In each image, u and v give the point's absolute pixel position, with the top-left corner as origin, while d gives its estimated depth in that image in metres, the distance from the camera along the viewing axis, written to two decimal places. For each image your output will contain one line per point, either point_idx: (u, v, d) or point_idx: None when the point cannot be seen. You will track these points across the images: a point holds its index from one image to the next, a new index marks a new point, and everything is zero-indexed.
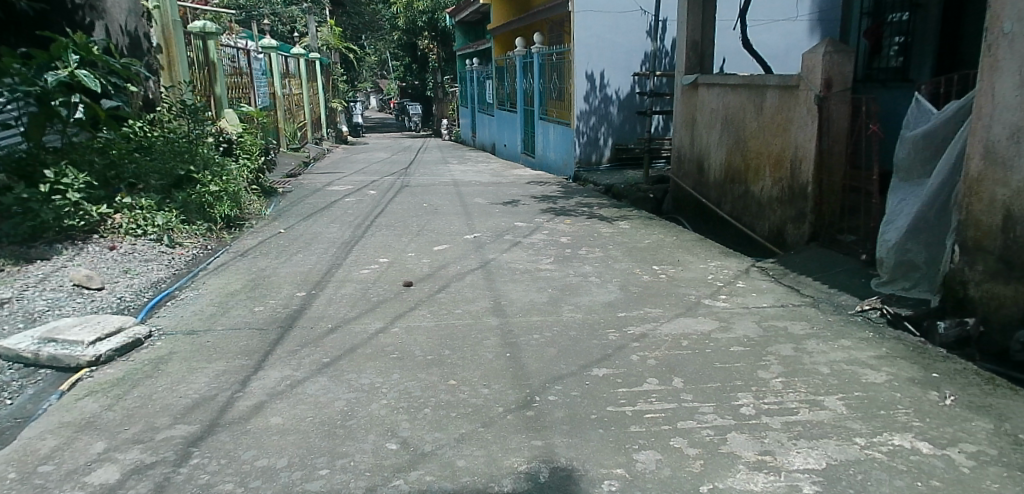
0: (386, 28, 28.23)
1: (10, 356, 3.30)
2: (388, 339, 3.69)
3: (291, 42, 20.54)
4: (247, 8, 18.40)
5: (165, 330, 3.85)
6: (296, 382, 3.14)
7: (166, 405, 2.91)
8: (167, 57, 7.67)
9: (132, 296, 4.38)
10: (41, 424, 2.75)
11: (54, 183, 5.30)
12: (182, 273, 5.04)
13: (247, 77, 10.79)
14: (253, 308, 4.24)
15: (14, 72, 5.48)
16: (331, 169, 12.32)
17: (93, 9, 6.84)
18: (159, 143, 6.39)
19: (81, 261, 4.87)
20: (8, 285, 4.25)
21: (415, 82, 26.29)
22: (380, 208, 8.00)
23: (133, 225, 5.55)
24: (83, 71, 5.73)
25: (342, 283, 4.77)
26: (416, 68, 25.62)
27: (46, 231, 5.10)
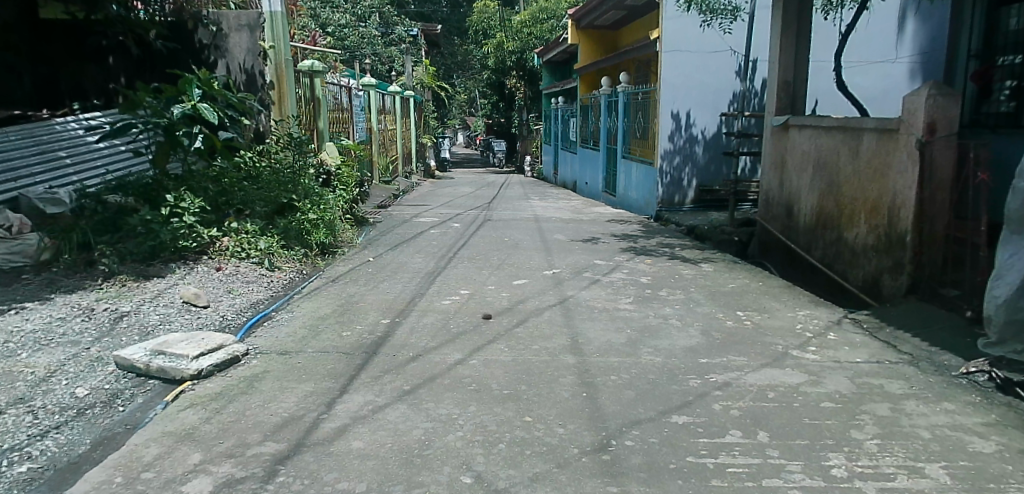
0: (476, 69, 29.06)
1: (124, 366, 3.52)
2: (466, 371, 3.73)
3: (387, 80, 21.45)
4: (350, 48, 19.52)
5: (261, 349, 4.05)
6: (378, 408, 3.22)
7: (257, 422, 3.04)
8: (278, 93, 8.01)
9: (233, 315, 4.63)
10: (147, 432, 2.93)
11: (174, 206, 5.72)
12: (279, 295, 5.29)
13: (348, 112, 11.35)
14: (342, 332, 4.39)
15: (146, 105, 6.05)
16: (418, 201, 12.69)
17: (216, 49, 7.91)
18: (265, 173, 6.78)
19: (191, 279, 5.21)
20: (128, 299, 4.60)
21: (501, 120, 26.82)
22: (462, 241, 8.16)
23: (238, 248, 5.88)
24: (204, 105, 6.25)
25: (425, 313, 4.88)
26: (503, 106, 26.19)
27: (163, 251, 5.47)
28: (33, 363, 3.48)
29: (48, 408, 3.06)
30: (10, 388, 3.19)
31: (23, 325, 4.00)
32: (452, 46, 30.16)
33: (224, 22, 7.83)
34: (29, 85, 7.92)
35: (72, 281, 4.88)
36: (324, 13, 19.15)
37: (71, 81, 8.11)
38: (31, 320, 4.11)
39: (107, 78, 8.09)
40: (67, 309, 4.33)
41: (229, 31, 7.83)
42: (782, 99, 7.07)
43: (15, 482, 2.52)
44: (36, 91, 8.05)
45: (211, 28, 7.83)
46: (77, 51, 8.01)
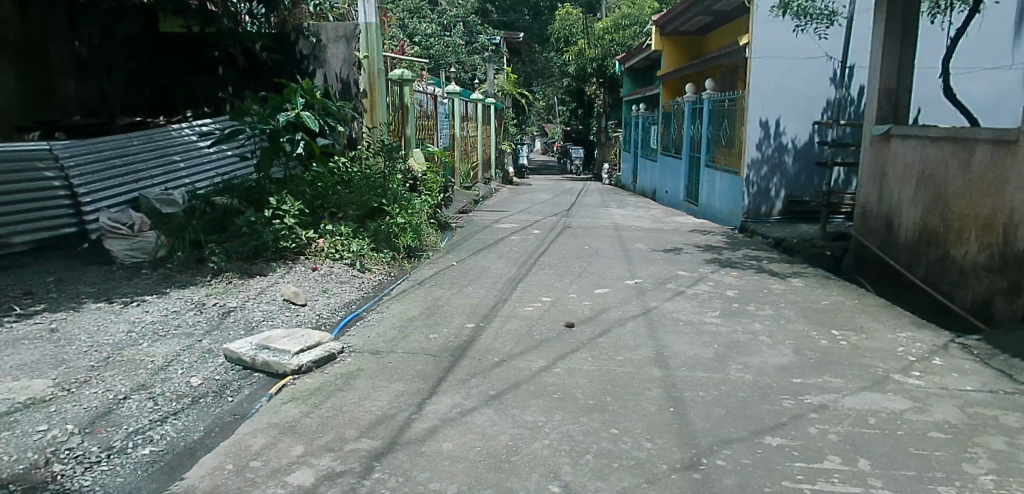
0: (556, 76, 29.06)
1: (232, 358, 3.74)
2: (551, 378, 3.76)
3: (470, 87, 21.74)
4: (435, 57, 19.94)
5: (355, 348, 4.20)
6: (465, 411, 3.29)
7: (353, 419, 3.16)
8: (371, 101, 8.30)
9: (329, 314, 4.83)
10: (254, 422, 3.11)
11: (276, 209, 6.01)
12: (369, 296, 5.47)
13: (433, 119, 11.62)
14: (429, 335, 4.49)
15: (253, 113, 6.45)
16: (498, 208, 12.81)
17: (315, 60, 8.35)
18: (357, 178, 7.04)
19: (290, 278, 5.49)
20: (234, 296, 4.88)
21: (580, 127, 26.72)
22: (544, 247, 8.20)
23: (333, 249, 6.12)
24: (306, 113, 6.60)
25: (508, 318, 4.93)
26: (582, 114, 26.11)
27: (265, 251, 5.78)
28: (153, 353, 3.75)
29: (167, 395, 3.28)
30: (134, 374, 3.45)
31: (142, 317, 4.32)
32: (532, 54, 30.37)
33: (323, 34, 8.29)
34: (149, 94, 8.54)
35: (184, 277, 5.24)
36: (413, 23, 19.46)
37: (186, 92, 8.60)
38: (150, 312, 4.42)
39: (217, 86, 8.59)
40: (180, 303, 4.65)
41: (328, 42, 8.28)
42: (883, 106, 6.74)
43: (139, 462, 2.72)
44: (156, 100, 8.64)
45: (311, 40, 8.29)
46: (193, 62, 8.54)
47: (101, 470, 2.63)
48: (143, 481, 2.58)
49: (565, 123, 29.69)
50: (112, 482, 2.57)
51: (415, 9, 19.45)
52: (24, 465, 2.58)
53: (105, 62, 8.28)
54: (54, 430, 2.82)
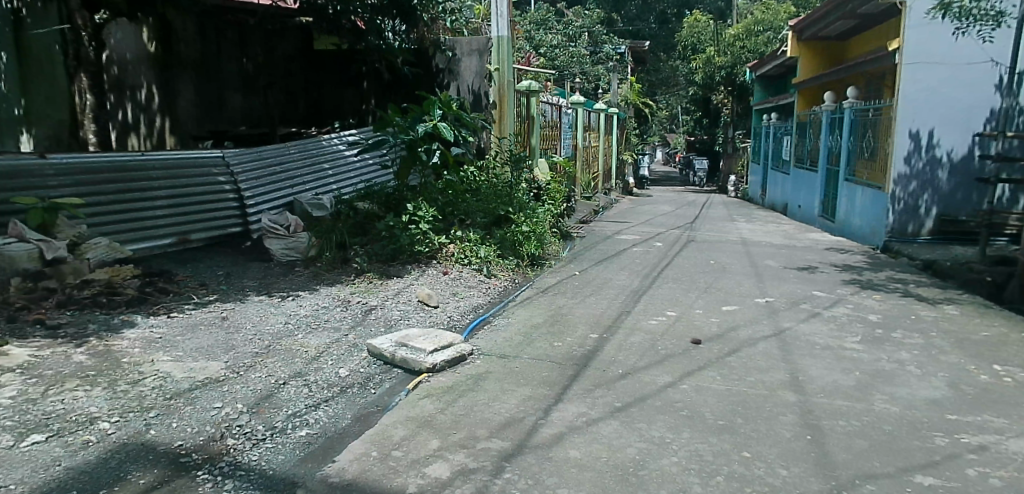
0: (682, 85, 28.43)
1: (374, 353, 4.00)
2: (679, 394, 3.72)
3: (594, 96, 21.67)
4: (559, 67, 20.20)
5: (483, 350, 4.36)
6: (591, 421, 3.33)
7: (483, 419, 3.29)
8: (499, 113, 8.62)
9: (458, 317, 5.03)
10: (395, 414, 3.31)
11: (412, 214, 6.35)
12: (495, 301, 5.64)
13: (557, 129, 11.75)
14: (554, 342, 4.57)
15: (394, 124, 6.78)
16: (620, 219, 12.71)
17: (450, 73, 8.75)
18: (484, 187, 7.30)
19: (423, 281, 5.76)
20: (374, 295, 5.21)
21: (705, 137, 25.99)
22: (668, 260, 8.08)
23: (462, 255, 6.36)
24: (443, 124, 6.88)
25: (632, 331, 4.90)
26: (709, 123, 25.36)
27: (401, 254, 6.10)
28: (306, 343, 4.10)
29: (319, 383, 3.57)
30: (292, 362, 3.79)
31: (296, 310, 4.71)
32: (658, 62, 29.88)
33: (458, 48, 8.68)
34: (304, 106, 9.32)
35: (331, 276, 5.65)
36: (538, 35, 20.05)
37: (335, 104, 9.26)
38: (303, 306, 4.82)
39: (360, 99, 9.14)
40: (328, 299, 5.03)
41: (462, 56, 8.66)
42: None
43: (297, 442, 2.98)
44: (310, 113, 9.38)
45: (447, 54, 8.69)
46: (340, 76, 9.16)
47: (267, 446, 2.91)
48: (301, 460, 2.83)
49: (690, 133, 28.95)
50: (275, 458, 2.83)
51: (542, 21, 20.18)
52: (204, 436, 2.91)
53: (269, 78, 9.35)
54: (226, 408, 3.16)
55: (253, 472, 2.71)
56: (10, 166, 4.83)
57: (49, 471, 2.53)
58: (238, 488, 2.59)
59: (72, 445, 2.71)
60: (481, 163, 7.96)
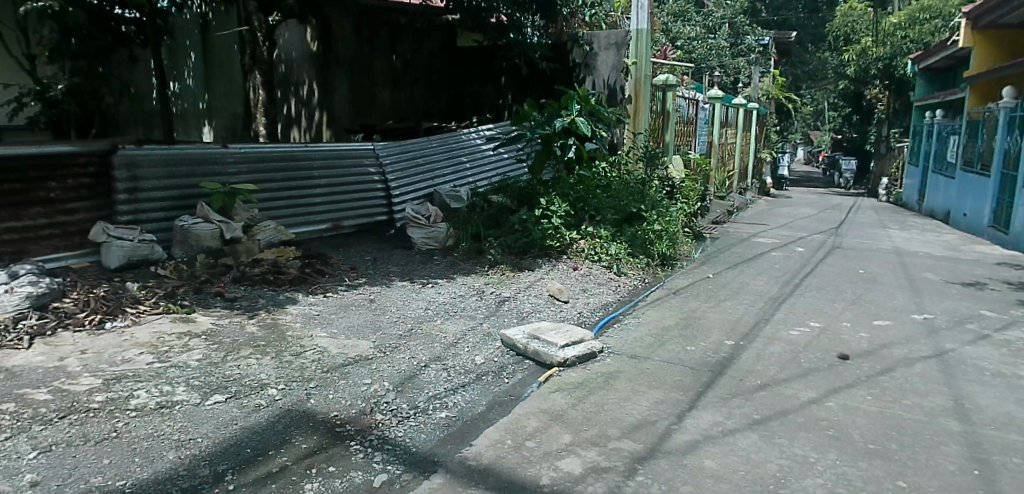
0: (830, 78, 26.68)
1: (507, 344, 4.13)
2: (824, 412, 3.55)
3: (733, 91, 20.77)
4: (697, 60, 19.51)
5: (614, 349, 4.37)
6: (728, 431, 3.26)
7: (615, 418, 3.32)
8: (634, 108, 8.62)
9: (589, 313, 5.06)
10: (528, 405, 3.42)
11: (544, 209, 6.47)
12: (625, 299, 5.59)
13: (693, 124, 11.44)
14: (687, 346, 4.50)
15: (532, 119, 6.97)
16: (757, 220, 12.16)
17: (587, 67, 8.81)
18: (616, 184, 7.27)
19: (554, 275, 5.82)
20: (507, 287, 5.36)
21: (855, 135, 24.26)
22: (811, 268, 7.67)
23: (592, 251, 6.31)
24: (581, 119, 6.96)
25: (771, 341, 4.72)
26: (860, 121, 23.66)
27: (532, 247, 6.21)
28: (445, 329, 4.30)
29: (457, 368, 3.75)
30: (432, 346, 4.00)
31: (436, 297, 4.95)
32: (804, 53, 28.20)
33: (596, 42, 8.73)
34: (444, 102, 9.71)
35: (467, 266, 5.88)
36: (675, 28, 19.46)
37: (474, 98, 9.56)
38: (441, 293, 5.05)
39: (498, 94, 9.33)
40: (464, 288, 5.23)
41: (599, 50, 8.69)
42: None
43: (438, 424, 3.15)
44: (450, 107, 9.75)
45: (585, 48, 8.73)
46: (481, 71, 9.40)
47: (411, 424, 3.10)
48: (440, 442, 2.99)
49: (836, 130, 27.08)
50: (418, 437, 3.01)
51: (679, 13, 19.64)
52: (356, 410, 3.15)
53: (413, 75, 9.77)
54: (375, 385, 3.40)
55: (398, 447, 2.90)
56: (199, 152, 5.35)
57: (229, 429, 2.85)
58: (386, 461, 2.79)
59: (246, 407, 3.04)
60: (614, 159, 7.93)
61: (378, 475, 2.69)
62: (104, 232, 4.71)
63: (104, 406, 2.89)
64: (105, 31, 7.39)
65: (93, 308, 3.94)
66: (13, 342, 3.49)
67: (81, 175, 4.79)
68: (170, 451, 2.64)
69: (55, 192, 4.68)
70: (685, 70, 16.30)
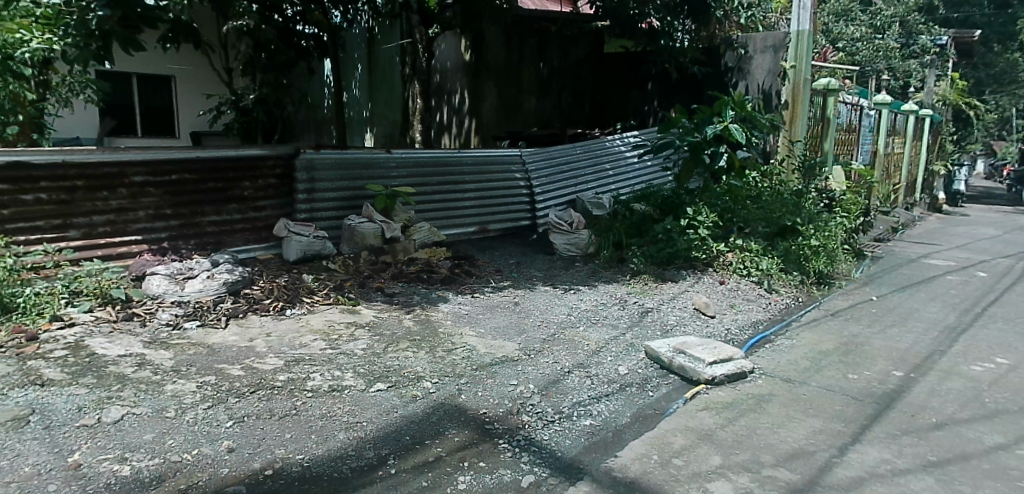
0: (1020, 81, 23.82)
1: (652, 356, 4.10)
2: (1013, 460, 3.21)
3: (902, 96, 19.09)
4: (861, 63, 18.10)
5: (766, 371, 4.20)
6: (898, 471, 3.03)
7: (769, 444, 3.19)
8: (791, 114, 8.08)
9: (737, 330, 4.87)
10: (674, 421, 3.38)
11: (690, 219, 6.30)
12: (777, 319, 5.33)
13: (856, 133, 10.69)
14: (848, 374, 4.23)
15: (680, 126, 6.85)
16: (928, 239, 11.13)
17: (739, 72, 8.37)
18: (767, 195, 6.95)
19: (699, 288, 5.66)
20: (650, 297, 5.31)
21: None
22: (995, 296, 6.92)
23: (741, 265, 6.08)
24: (735, 126, 6.61)
25: (947, 375, 4.32)
26: None
27: (678, 258, 6.09)
28: (588, 337, 4.34)
29: (600, 377, 3.77)
30: (575, 353, 4.05)
31: (578, 303, 5.00)
32: None
33: (751, 45, 8.24)
34: (588, 110, 9.82)
35: (609, 274, 5.88)
36: (837, 28, 18.31)
37: (619, 105, 9.46)
38: (584, 301, 5.09)
39: (644, 100, 9.17)
40: (606, 296, 5.25)
41: (755, 53, 8.19)
42: None
43: (583, 431, 3.19)
44: (594, 115, 9.83)
45: (739, 51, 8.33)
46: (628, 77, 9.27)
47: (556, 429, 3.17)
48: (584, 449, 3.03)
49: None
50: (563, 442, 3.07)
51: (843, 12, 18.46)
52: (504, 409, 3.27)
53: (560, 82, 9.86)
54: (521, 386, 3.51)
55: (544, 450, 2.97)
56: (364, 158, 5.75)
57: (390, 416, 3.06)
58: (533, 462, 2.87)
59: (405, 397, 3.24)
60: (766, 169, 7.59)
61: (526, 476, 2.77)
62: (285, 228, 5.20)
63: (286, 385, 3.21)
64: (290, 46, 7.97)
65: (276, 296, 4.37)
66: (212, 321, 3.97)
67: (269, 176, 5.34)
68: (341, 432, 2.88)
69: (249, 190, 5.23)
70: (849, 73, 15.22)
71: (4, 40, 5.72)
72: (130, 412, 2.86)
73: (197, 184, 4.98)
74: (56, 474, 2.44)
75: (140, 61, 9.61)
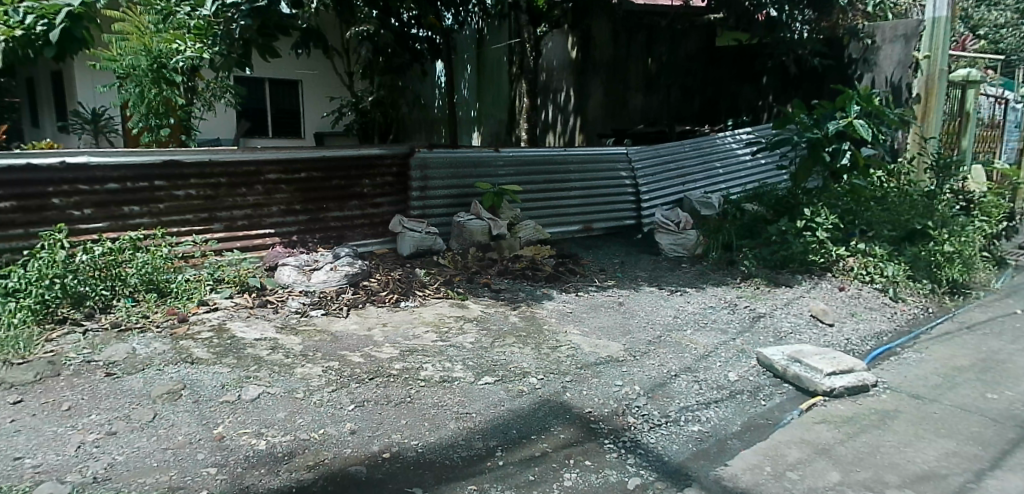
0: None
1: (764, 364, 3.99)
2: None
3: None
4: (1006, 52, 16.60)
5: (891, 385, 3.98)
6: None
7: (894, 464, 3.04)
8: (924, 107, 7.54)
9: (858, 341, 4.63)
10: (787, 433, 3.28)
11: (808, 220, 6.04)
12: (904, 330, 4.99)
13: (999, 129, 9.83)
14: (985, 394, 3.93)
15: (797, 121, 6.51)
16: None
17: (865, 64, 7.99)
18: (892, 196, 6.68)
19: (816, 294, 5.42)
20: (763, 302, 5.14)
21: None
22: None
23: (863, 271, 5.74)
24: (861, 121, 6.20)
25: None
26: None
27: (792, 262, 5.86)
28: (695, 340, 4.27)
29: (709, 383, 3.71)
30: (683, 356, 4.00)
31: (685, 306, 4.93)
32: None
33: (879, 34, 7.84)
34: (698, 105, 9.64)
35: (718, 276, 5.75)
36: (979, 13, 16.93)
37: (731, 100, 9.30)
38: (691, 303, 5.00)
39: (758, 96, 8.95)
40: (714, 299, 5.14)
41: (883, 43, 7.80)
42: None
43: (690, 436, 3.16)
44: (704, 111, 9.66)
45: (865, 41, 7.94)
46: (742, 72, 9.08)
47: (662, 432, 3.16)
48: (691, 456, 3.00)
49: None
50: (670, 446, 3.05)
51: None
52: (609, 409, 3.29)
53: (669, 79, 9.64)
54: (626, 387, 3.51)
55: (651, 453, 2.97)
56: (475, 156, 5.90)
57: (497, 409, 3.15)
58: (639, 465, 2.88)
59: (512, 391, 3.33)
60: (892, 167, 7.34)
61: (632, 478, 2.78)
62: (400, 224, 5.46)
63: (401, 373, 3.38)
64: (405, 49, 8.22)
65: (391, 289, 4.59)
66: (335, 310, 4.23)
67: (386, 174, 5.58)
68: (452, 422, 3.01)
69: (368, 188, 5.50)
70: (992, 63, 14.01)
71: (162, 50, 6.59)
72: (265, 391, 3.11)
73: (322, 182, 5.28)
74: (205, 444, 2.69)
75: (273, 67, 10.31)
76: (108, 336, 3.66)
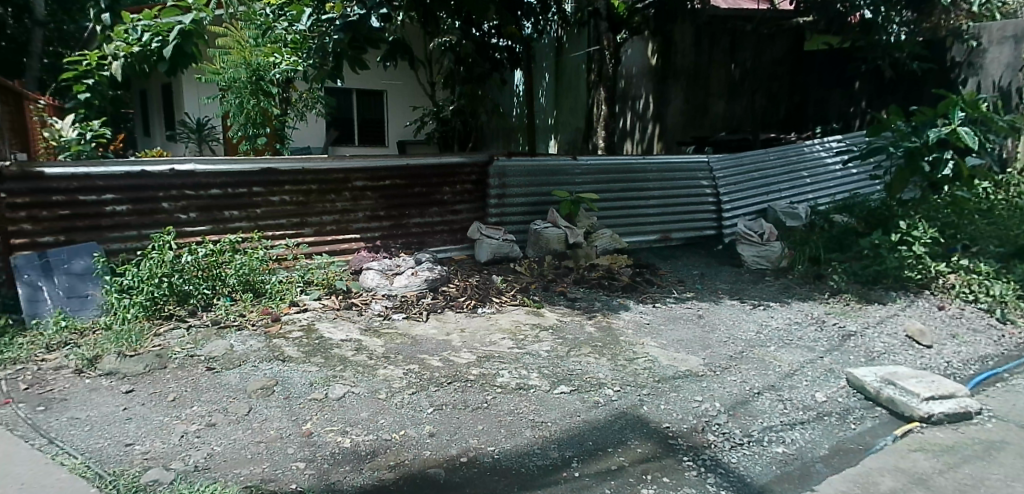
0: None
1: (856, 385, 3.82)
2: None
3: None
4: None
5: (997, 413, 3.72)
6: None
7: None
8: None
9: (959, 364, 4.36)
10: (879, 460, 3.12)
11: (905, 234, 5.79)
12: (1014, 355, 4.58)
13: None
14: None
15: (895, 128, 6.21)
16: None
17: (969, 67, 7.49)
18: (1001, 209, 6.32)
19: (911, 312, 5.13)
20: (853, 320, 4.92)
21: None
22: None
23: (966, 289, 5.36)
24: (965, 129, 5.84)
25: None
26: None
27: (886, 278, 5.57)
28: (779, 357, 4.13)
29: (794, 402, 3.58)
30: (766, 373, 3.88)
31: (769, 321, 4.78)
32: None
33: (985, 36, 7.37)
34: (784, 112, 9.45)
35: (804, 290, 5.53)
36: None
37: (818, 106, 9.13)
38: (776, 318, 4.84)
39: (848, 102, 8.66)
40: (801, 315, 4.95)
41: (990, 45, 7.31)
42: None
43: (774, 458, 3.06)
44: (789, 118, 9.46)
45: (969, 43, 7.47)
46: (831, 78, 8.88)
47: (745, 452, 3.07)
48: (775, 479, 2.90)
49: None
50: (753, 467, 2.96)
51: None
52: (688, 425, 3.22)
53: (753, 84, 9.44)
54: (707, 404, 3.43)
55: (732, 474, 2.89)
56: (552, 165, 5.92)
57: (574, 420, 3.14)
58: (720, 485, 2.80)
59: (588, 402, 3.31)
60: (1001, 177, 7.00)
61: None
62: (478, 231, 5.55)
63: (478, 379, 3.42)
64: (485, 58, 8.38)
65: (470, 295, 4.65)
66: (415, 314, 4.32)
67: (466, 182, 5.66)
68: (528, 430, 3.02)
69: (448, 195, 5.60)
70: None
71: (260, 63, 6.99)
72: (351, 390, 3.22)
73: (405, 189, 5.42)
74: (294, 439, 2.80)
75: (361, 79, 10.67)
76: (209, 332, 3.88)
